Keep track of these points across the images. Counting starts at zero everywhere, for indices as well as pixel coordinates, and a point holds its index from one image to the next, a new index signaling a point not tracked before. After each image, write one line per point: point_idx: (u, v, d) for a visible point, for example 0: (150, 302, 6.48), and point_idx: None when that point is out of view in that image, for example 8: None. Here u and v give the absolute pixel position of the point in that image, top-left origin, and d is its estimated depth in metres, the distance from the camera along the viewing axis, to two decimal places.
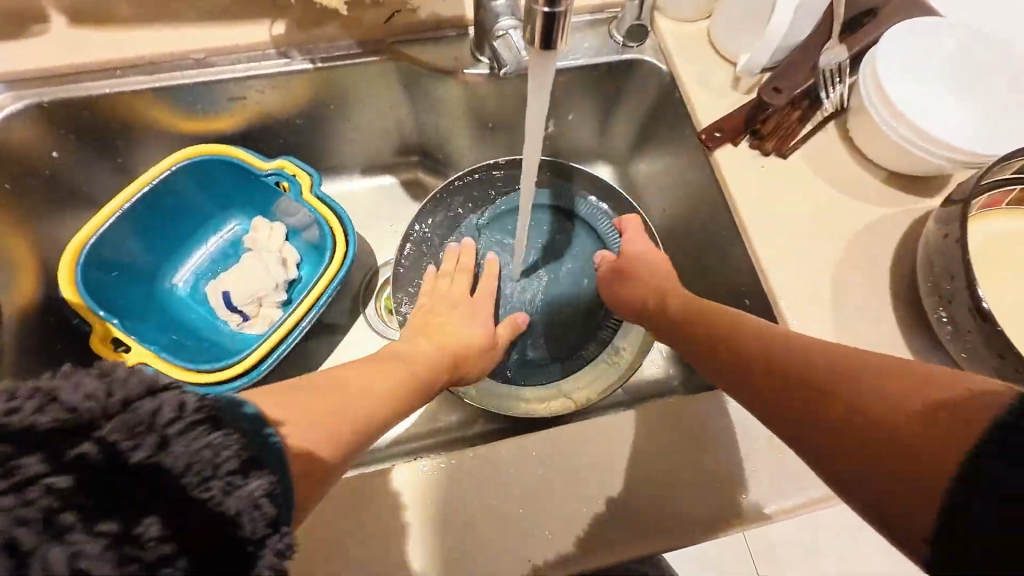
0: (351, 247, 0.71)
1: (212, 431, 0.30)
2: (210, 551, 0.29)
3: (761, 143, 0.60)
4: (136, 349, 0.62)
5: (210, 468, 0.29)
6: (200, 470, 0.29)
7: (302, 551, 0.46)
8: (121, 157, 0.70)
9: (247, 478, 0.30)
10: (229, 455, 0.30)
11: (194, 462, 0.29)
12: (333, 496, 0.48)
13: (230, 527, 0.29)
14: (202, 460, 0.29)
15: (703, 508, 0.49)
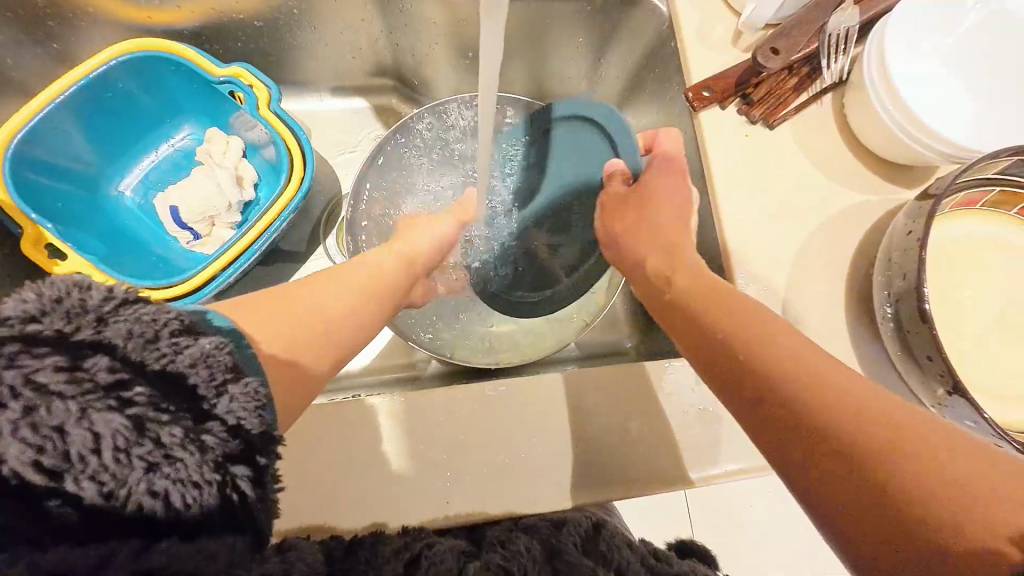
0: (309, 172, 0.67)
1: (151, 301, 0.28)
2: (184, 399, 0.28)
3: (750, 109, 0.56)
4: (71, 257, 0.59)
5: (168, 329, 0.28)
6: (144, 334, 0.27)
7: None
8: (57, 43, 0.63)
9: (197, 338, 0.29)
10: (172, 318, 0.28)
11: (139, 326, 0.27)
12: None
13: (232, 381, 0.29)
14: (152, 324, 0.28)
15: (624, 472, 0.50)
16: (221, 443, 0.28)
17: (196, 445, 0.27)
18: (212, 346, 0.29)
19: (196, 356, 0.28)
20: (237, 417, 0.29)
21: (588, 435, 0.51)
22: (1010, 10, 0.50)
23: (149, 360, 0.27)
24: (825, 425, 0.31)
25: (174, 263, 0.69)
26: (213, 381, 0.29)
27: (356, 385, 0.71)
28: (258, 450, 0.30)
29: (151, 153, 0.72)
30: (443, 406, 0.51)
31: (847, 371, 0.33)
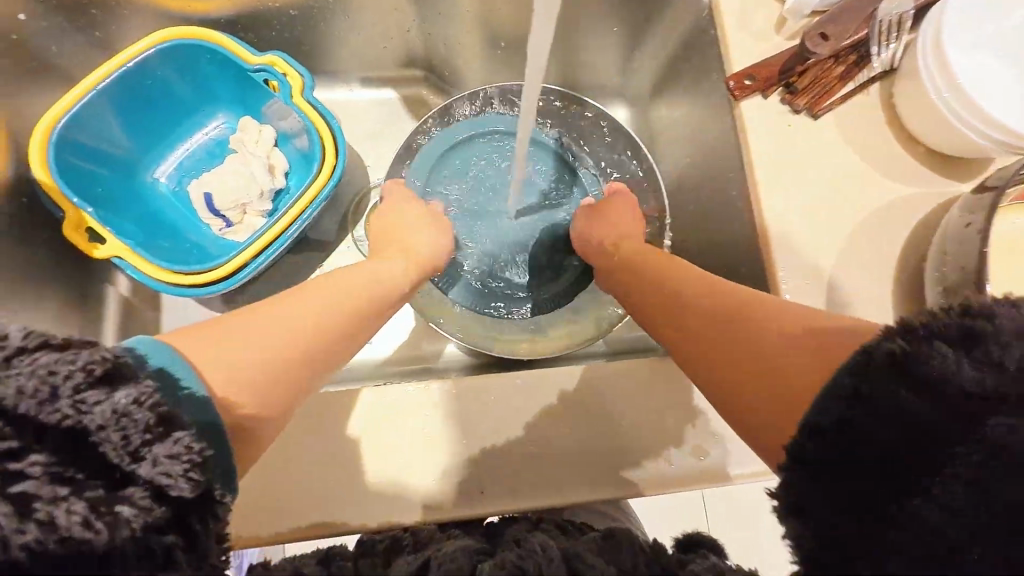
0: (341, 161, 0.67)
1: (51, 351, 0.28)
2: (90, 466, 0.27)
3: (794, 98, 0.54)
4: (110, 241, 0.60)
5: (71, 384, 0.27)
6: (42, 395, 0.27)
7: (265, 460, 0.48)
8: (101, 30, 0.64)
9: (111, 391, 0.28)
10: (74, 371, 0.28)
11: (34, 384, 0.27)
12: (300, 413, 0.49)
13: (150, 444, 0.28)
14: (49, 378, 0.27)
15: (660, 466, 0.50)
16: (141, 513, 0.27)
17: (101, 526, 0.26)
18: (126, 399, 0.28)
19: (107, 412, 0.28)
20: (154, 480, 0.28)
21: (623, 428, 0.51)
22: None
23: (54, 427, 0.27)
24: (768, 355, 0.39)
25: (206, 249, 0.70)
26: (130, 444, 0.28)
27: (384, 374, 0.71)
28: (180, 512, 0.29)
29: (186, 141, 0.73)
30: (475, 394, 0.51)
31: (759, 299, 0.43)
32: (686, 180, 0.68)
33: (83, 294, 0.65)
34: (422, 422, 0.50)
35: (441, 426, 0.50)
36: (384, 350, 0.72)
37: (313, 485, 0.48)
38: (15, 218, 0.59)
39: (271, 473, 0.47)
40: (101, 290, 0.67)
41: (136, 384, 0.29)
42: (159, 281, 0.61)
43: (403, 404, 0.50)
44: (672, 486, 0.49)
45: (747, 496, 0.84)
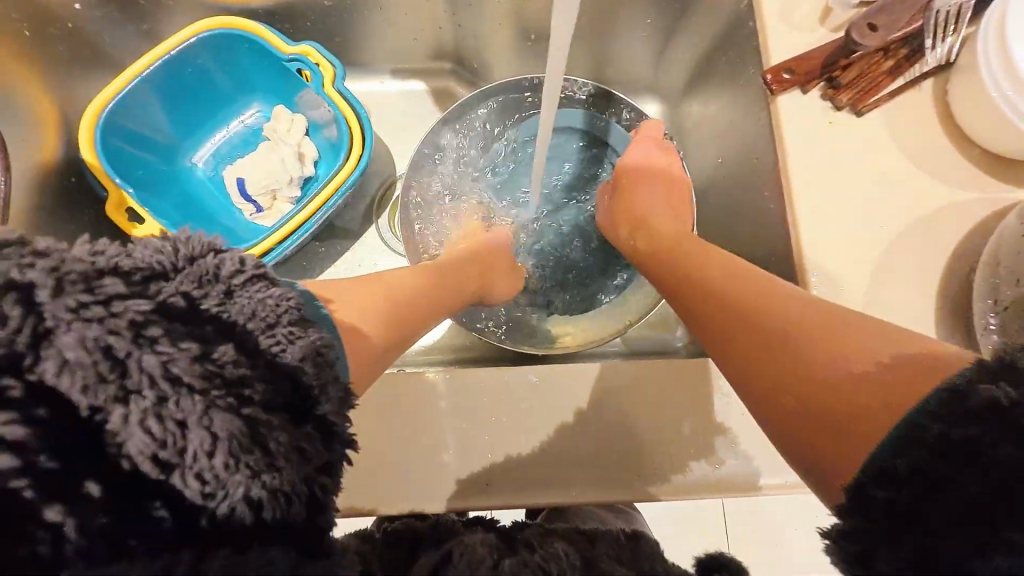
0: (368, 150, 0.68)
1: (272, 288, 0.31)
2: (291, 399, 0.29)
3: (836, 94, 0.51)
4: (148, 221, 0.63)
5: (286, 318, 0.30)
6: (267, 321, 0.29)
7: None
8: (147, 19, 0.67)
9: (306, 331, 0.31)
10: (289, 308, 0.31)
11: (260, 309, 0.29)
12: None
13: (332, 383, 0.31)
14: (271, 307, 0.30)
15: (675, 472, 0.48)
16: (317, 451, 0.28)
17: (296, 453, 0.27)
18: (320, 343, 0.31)
19: (307, 348, 0.30)
20: (331, 416, 0.30)
21: (637, 430, 0.49)
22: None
23: (265, 350, 0.29)
24: (711, 298, 0.46)
25: (238, 233, 0.73)
26: (320, 380, 0.30)
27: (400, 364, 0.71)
28: (339, 457, 0.30)
29: (223, 129, 0.76)
30: (487, 388, 0.51)
31: (719, 256, 0.50)
32: (716, 180, 0.66)
33: None
34: (434, 411, 0.50)
35: (453, 417, 0.50)
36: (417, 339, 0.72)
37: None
38: (64, 197, 0.62)
39: None
40: None
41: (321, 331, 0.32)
42: None
43: (417, 393, 0.51)
44: (687, 493, 0.48)
45: (766, 512, 0.81)
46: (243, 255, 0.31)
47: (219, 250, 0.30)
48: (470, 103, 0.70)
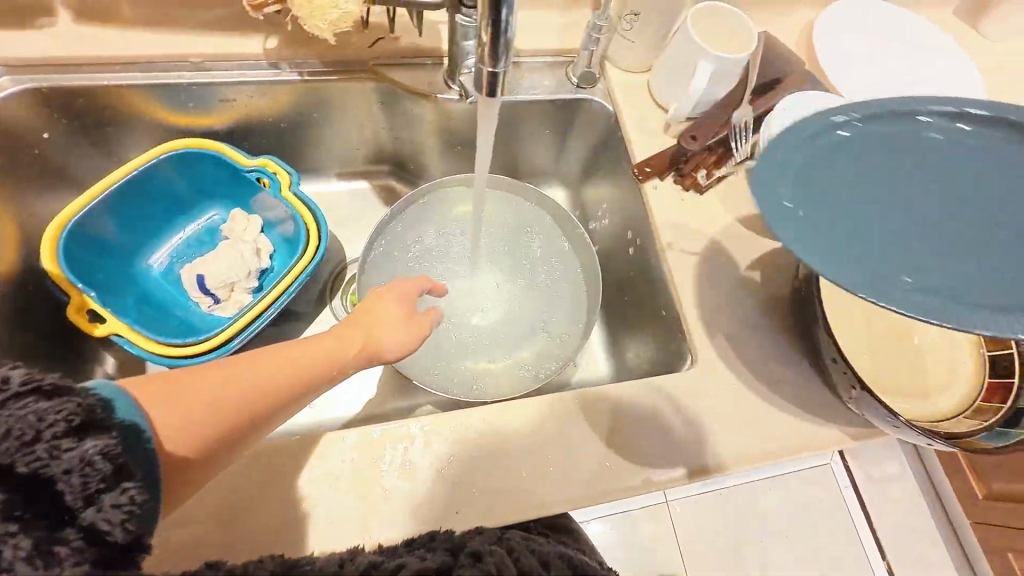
0: (322, 243, 0.78)
1: (43, 401, 0.35)
2: (51, 505, 0.34)
3: (682, 180, 0.71)
4: (110, 320, 0.66)
5: (51, 432, 0.34)
6: (25, 436, 0.34)
7: (247, 511, 0.49)
8: (111, 142, 0.75)
9: (81, 440, 0.35)
10: (57, 420, 0.34)
11: (21, 430, 0.34)
12: (279, 463, 0.51)
13: (96, 489, 0.35)
14: (33, 425, 0.34)
15: (616, 484, 0.55)
16: (74, 550, 0.33)
17: (43, 554, 0.32)
18: (92, 450, 0.35)
19: (75, 459, 0.34)
20: (97, 525, 0.34)
21: (579, 453, 0.55)
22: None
23: (26, 463, 0.34)
24: None
25: (194, 326, 0.77)
26: (88, 488, 0.35)
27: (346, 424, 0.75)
28: (102, 554, 0.35)
29: (179, 232, 0.82)
30: (436, 437, 0.54)
31: None
32: (615, 244, 0.83)
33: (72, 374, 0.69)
34: (385, 467, 0.52)
35: (420, 457, 0.53)
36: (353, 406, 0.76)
37: (289, 528, 0.49)
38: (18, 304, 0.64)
39: (252, 526, 0.49)
40: (89, 369, 0.71)
41: (102, 438, 0.36)
42: (152, 354, 0.67)
43: (369, 450, 0.53)
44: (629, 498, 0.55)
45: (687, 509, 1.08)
46: (15, 370, 0.35)
47: None
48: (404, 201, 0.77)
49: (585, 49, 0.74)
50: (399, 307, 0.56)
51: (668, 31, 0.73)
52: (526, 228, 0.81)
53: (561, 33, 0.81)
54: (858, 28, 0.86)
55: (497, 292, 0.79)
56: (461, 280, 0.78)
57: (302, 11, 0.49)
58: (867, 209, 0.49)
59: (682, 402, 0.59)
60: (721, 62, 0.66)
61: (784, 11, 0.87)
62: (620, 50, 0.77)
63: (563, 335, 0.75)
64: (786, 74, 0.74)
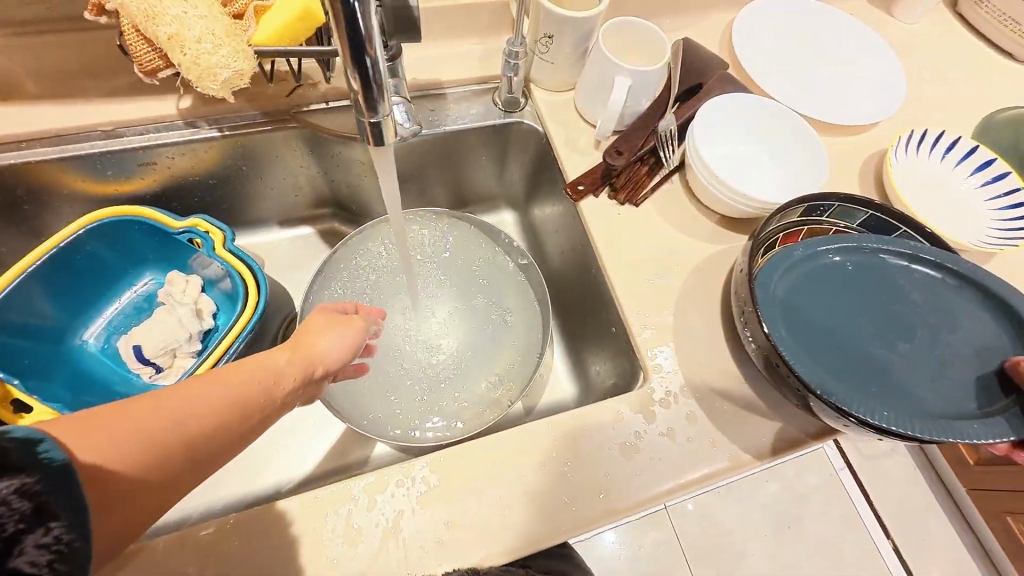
0: (262, 297, 0.75)
1: None
2: None
3: (616, 195, 0.71)
4: (36, 407, 0.63)
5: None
6: None
7: None
8: (30, 220, 0.72)
9: None
10: None
11: None
12: (212, 546, 0.48)
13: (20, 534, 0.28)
14: None
15: (574, 516, 0.53)
16: None
17: None
18: (9, 489, 0.28)
19: None
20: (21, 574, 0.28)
21: (532, 489, 0.53)
22: (788, 111, 0.69)
23: None
24: None
25: None
26: (2, 533, 0.27)
27: (301, 486, 0.72)
28: None
29: (114, 302, 0.79)
30: (381, 493, 0.51)
31: None
32: (565, 262, 0.82)
33: None
34: (329, 534, 0.49)
35: (365, 519, 0.50)
36: (305, 465, 0.73)
37: None
38: None
39: None
40: None
41: (18, 475, 0.29)
42: None
43: (309, 518, 0.50)
44: (591, 529, 0.53)
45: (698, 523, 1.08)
46: None
47: None
48: (349, 242, 0.76)
49: (505, 75, 0.73)
50: (325, 316, 0.56)
51: (585, 48, 0.72)
52: (476, 250, 0.80)
53: (485, 61, 0.81)
54: (807, 28, 0.88)
55: (453, 323, 0.77)
56: (417, 316, 0.77)
57: (190, 74, 0.49)
58: (837, 353, 0.53)
59: (635, 422, 0.57)
60: (636, 76, 0.66)
61: (702, 15, 0.89)
62: (542, 72, 0.77)
63: (524, 358, 0.74)
64: (706, 78, 0.75)
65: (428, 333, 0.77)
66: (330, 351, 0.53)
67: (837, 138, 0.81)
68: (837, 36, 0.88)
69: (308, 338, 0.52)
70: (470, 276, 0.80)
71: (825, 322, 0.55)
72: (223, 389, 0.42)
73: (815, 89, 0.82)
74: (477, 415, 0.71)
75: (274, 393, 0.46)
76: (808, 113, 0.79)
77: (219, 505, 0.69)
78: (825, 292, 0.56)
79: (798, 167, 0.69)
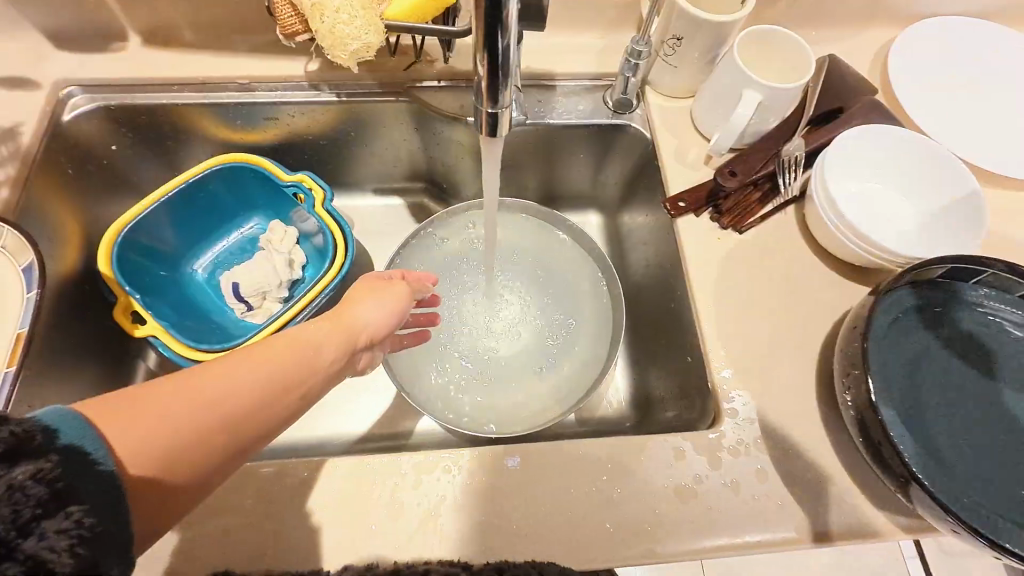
0: (349, 258, 0.79)
1: None
2: None
3: (719, 217, 0.65)
4: (149, 322, 0.71)
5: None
6: None
7: (238, 532, 0.49)
8: (168, 155, 0.81)
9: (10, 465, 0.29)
10: None
11: None
12: (271, 485, 0.51)
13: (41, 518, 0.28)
14: None
15: (614, 548, 0.50)
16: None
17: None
18: (24, 474, 0.29)
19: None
20: (39, 557, 0.28)
21: (575, 507, 0.52)
22: (943, 154, 0.60)
23: None
24: None
25: (228, 330, 0.81)
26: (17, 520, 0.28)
27: (353, 444, 0.75)
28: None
29: (223, 239, 0.87)
30: (428, 475, 0.52)
31: None
32: (647, 277, 0.77)
33: (116, 366, 0.75)
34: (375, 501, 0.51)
35: (409, 497, 0.51)
36: (359, 426, 0.76)
37: (271, 553, 0.49)
38: (75, 302, 0.71)
39: (242, 546, 0.49)
40: (132, 363, 0.77)
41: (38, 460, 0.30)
42: (183, 357, 0.71)
43: (359, 480, 0.52)
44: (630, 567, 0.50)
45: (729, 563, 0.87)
46: None
47: None
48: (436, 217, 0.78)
49: (623, 74, 0.70)
50: (372, 284, 0.57)
51: (716, 55, 0.67)
52: (556, 248, 0.79)
53: (602, 57, 0.78)
54: (975, 55, 0.75)
55: (522, 315, 0.77)
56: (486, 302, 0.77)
57: (325, 41, 0.51)
58: (944, 438, 0.47)
59: (698, 464, 0.53)
60: (769, 92, 0.60)
61: (855, 32, 0.79)
62: (662, 75, 0.72)
63: (587, 366, 0.72)
64: (851, 103, 0.67)
65: (495, 321, 0.77)
66: (371, 318, 0.54)
67: (1002, 192, 0.69)
68: (1012, 67, 0.75)
69: (349, 312, 0.52)
70: (545, 270, 0.78)
71: (933, 401, 0.49)
72: (266, 372, 0.43)
73: (983, 130, 0.70)
74: (531, 412, 0.70)
75: (315, 377, 0.46)
76: (970, 157, 0.68)
77: (280, 443, 0.75)
78: (934, 366, 0.51)
79: (945, 220, 0.59)
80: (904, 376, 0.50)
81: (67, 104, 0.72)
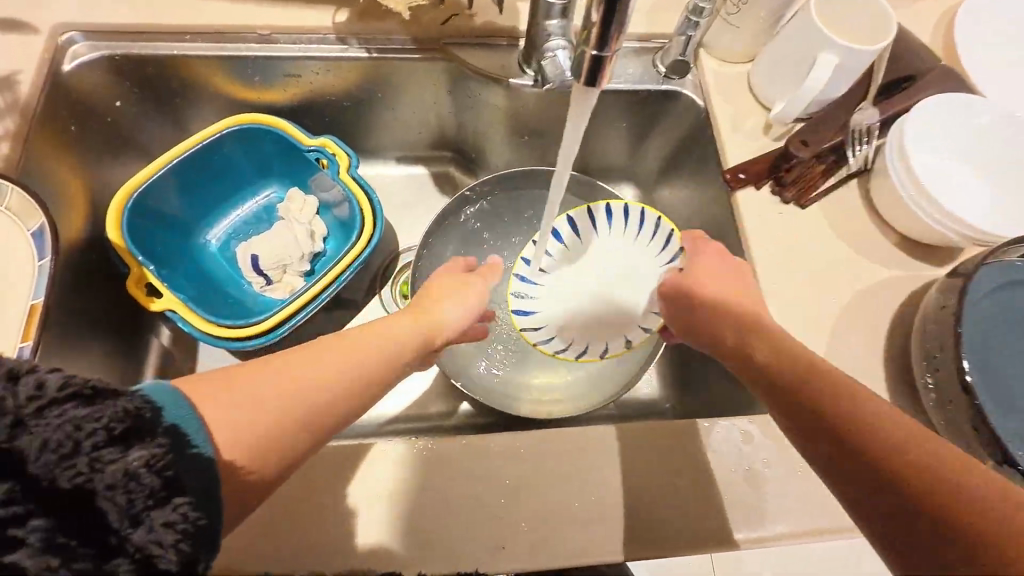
0: (378, 229, 0.74)
1: (85, 405, 0.29)
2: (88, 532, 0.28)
3: (782, 190, 0.62)
4: (166, 295, 0.66)
5: (92, 442, 0.28)
6: (63, 449, 0.28)
7: (286, 519, 0.47)
8: (178, 114, 0.74)
9: (127, 451, 0.29)
10: (98, 429, 0.29)
11: (60, 438, 0.28)
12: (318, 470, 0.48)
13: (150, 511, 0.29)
14: (75, 433, 0.28)
15: (680, 535, 0.48)
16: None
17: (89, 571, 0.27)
18: (139, 461, 0.29)
19: (117, 473, 0.28)
20: (147, 549, 0.29)
21: (639, 493, 0.49)
22: (1017, 115, 0.58)
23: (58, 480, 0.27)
24: None
25: (246, 306, 0.76)
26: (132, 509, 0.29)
27: (384, 426, 0.72)
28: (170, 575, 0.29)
29: (237, 208, 0.81)
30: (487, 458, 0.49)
31: None
32: None
33: (129, 342, 0.70)
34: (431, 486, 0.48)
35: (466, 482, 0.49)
36: (388, 407, 0.72)
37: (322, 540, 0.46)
38: (84, 272, 0.65)
39: (291, 533, 0.46)
40: (145, 340, 0.73)
41: (150, 446, 0.30)
42: (205, 333, 0.66)
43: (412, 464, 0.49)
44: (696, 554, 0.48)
45: None
46: (46, 372, 0.29)
47: (20, 371, 0.28)
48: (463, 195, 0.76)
49: (681, 34, 0.65)
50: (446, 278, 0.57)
51: (783, 16, 0.62)
52: None
53: (652, 17, 0.72)
54: None
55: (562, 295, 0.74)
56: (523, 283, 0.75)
57: None
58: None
59: (765, 449, 0.51)
60: (848, 53, 0.56)
61: None
62: (720, 37, 0.67)
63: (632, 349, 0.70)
64: (922, 71, 0.63)
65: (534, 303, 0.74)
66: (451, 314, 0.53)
67: None
68: None
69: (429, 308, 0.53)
70: None
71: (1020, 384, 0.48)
72: (345, 363, 0.43)
73: None
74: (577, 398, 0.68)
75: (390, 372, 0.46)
76: None
77: None
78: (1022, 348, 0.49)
79: None
80: (991, 362, 0.49)
81: (67, 52, 0.65)
